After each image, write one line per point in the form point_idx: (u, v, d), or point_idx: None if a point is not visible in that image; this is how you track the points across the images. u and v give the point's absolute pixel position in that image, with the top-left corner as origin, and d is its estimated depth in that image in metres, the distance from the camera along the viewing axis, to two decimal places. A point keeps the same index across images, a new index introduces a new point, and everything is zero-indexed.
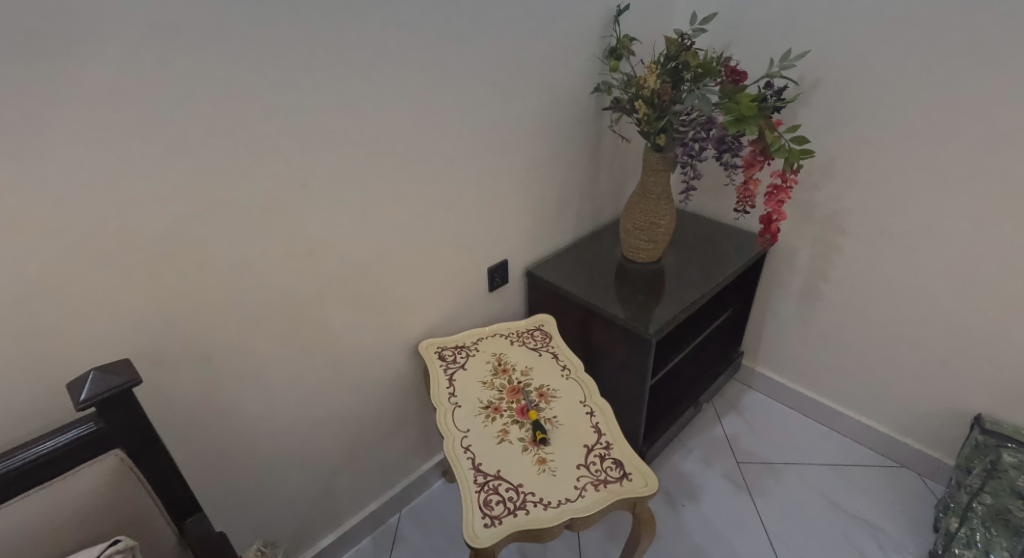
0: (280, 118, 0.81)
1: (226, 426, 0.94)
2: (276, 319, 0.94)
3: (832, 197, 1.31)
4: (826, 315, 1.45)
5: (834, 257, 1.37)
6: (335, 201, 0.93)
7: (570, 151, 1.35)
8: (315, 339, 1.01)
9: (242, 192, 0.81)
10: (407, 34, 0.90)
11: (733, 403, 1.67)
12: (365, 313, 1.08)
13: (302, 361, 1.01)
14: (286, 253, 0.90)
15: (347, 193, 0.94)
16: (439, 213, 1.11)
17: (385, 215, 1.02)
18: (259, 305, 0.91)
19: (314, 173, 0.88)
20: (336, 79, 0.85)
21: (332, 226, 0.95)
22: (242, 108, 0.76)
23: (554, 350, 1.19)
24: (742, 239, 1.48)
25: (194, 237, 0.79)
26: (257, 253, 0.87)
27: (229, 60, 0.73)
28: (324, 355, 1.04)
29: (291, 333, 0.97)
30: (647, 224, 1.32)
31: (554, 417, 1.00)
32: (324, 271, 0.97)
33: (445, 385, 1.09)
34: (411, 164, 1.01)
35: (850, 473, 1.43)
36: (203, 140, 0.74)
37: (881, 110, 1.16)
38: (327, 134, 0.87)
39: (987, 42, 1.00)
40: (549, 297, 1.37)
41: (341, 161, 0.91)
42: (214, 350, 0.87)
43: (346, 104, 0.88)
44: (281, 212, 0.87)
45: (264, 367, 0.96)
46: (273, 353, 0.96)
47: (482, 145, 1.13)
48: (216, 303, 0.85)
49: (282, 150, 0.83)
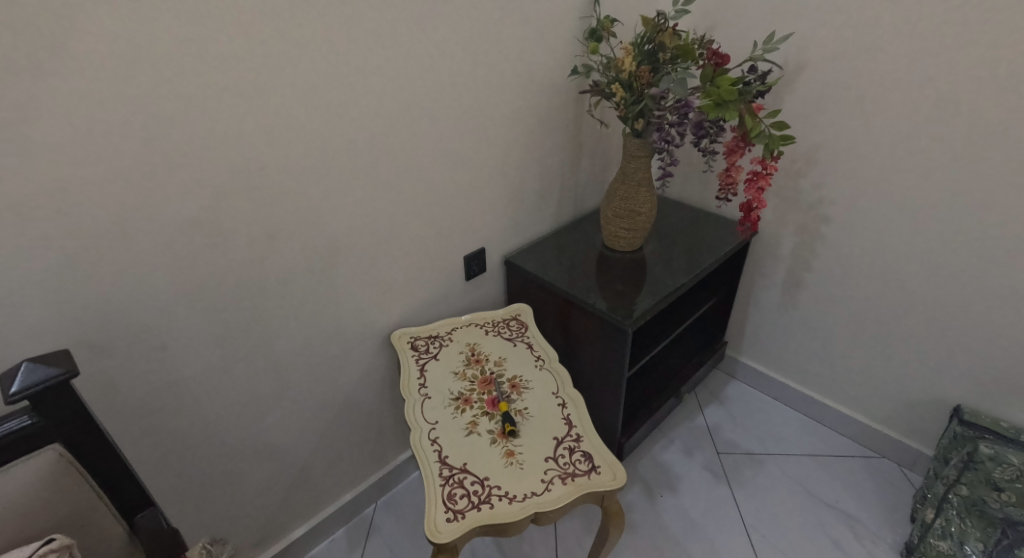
0: (233, 100, 0.77)
1: (185, 418, 0.92)
2: (237, 309, 0.91)
3: (816, 185, 1.29)
4: (809, 305, 1.43)
5: (817, 246, 1.35)
6: (298, 186, 0.90)
7: (549, 137, 1.32)
8: (280, 329, 0.99)
9: (195, 177, 0.78)
10: (371, 10, 0.86)
11: (715, 393, 1.65)
12: (334, 303, 1.05)
13: (266, 351, 0.99)
14: (248, 240, 0.87)
15: (310, 178, 0.91)
16: (410, 199, 1.08)
17: (352, 201, 0.99)
18: (217, 295, 0.87)
19: (274, 157, 0.85)
20: (296, 59, 0.81)
21: (295, 212, 0.91)
22: (191, 89, 0.72)
23: (529, 340, 1.17)
24: (724, 227, 1.45)
25: (141, 224, 0.75)
26: (213, 240, 0.83)
27: (173, 36, 0.69)
28: (290, 345, 1.02)
29: (253, 322, 0.94)
30: (627, 212, 1.29)
31: (525, 408, 0.98)
32: (287, 260, 0.94)
33: (416, 376, 1.07)
34: (378, 149, 0.98)
35: (830, 464, 1.42)
36: (146, 122, 0.70)
37: (867, 96, 1.13)
38: (286, 117, 0.83)
39: (974, 25, 0.97)
40: (527, 286, 1.35)
41: (303, 146, 0.87)
42: (169, 341, 0.85)
43: (307, 85, 0.84)
44: (239, 198, 0.83)
45: (226, 358, 0.93)
46: (234, 344, 0.93)
47: (456, 129, 1.09)
48: (168, 292, 0.82)
49: (236, 133, 0.79)
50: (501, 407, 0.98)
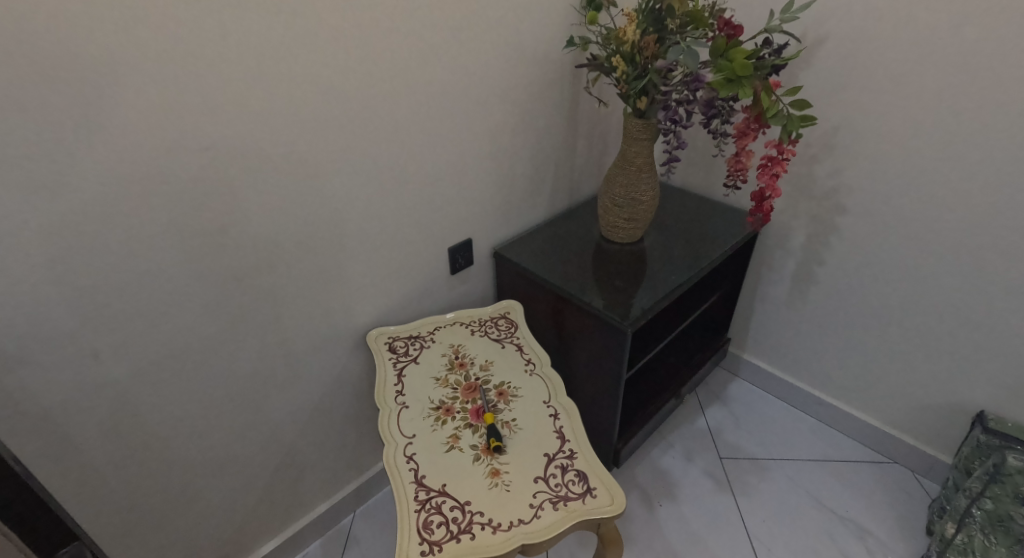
0: (166, 67, 0.65)
1: (127, 432, 0.82)
2: (186, 311, 0.80)
3: (833, 172, 1.18)
4: (819, 301, 1.34)
5: (831, 238, 1.25)
6: (253, 170, 0.78)
7: (542, 118, 1.20)
8: (238, 330, 0.88)
9: (127, 160, 0.66)
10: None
11: (717, 393, 1.56)
12: (301, 300, 0.95)
13: (222, 356, 0.88)
14: (196, 233, 0.76)
15: (268, 160, 0.79)
16: (386, 185, 0.97)
17: (319, 187, 0.87)
18: (158, 295, 0.76)
19: (222, 135, 0.73)
20: (246, 20, 0.69)
21: (251, 200, 0.80)
22: (115, 51, 0.60)
23: (519, 341, 1.07)
24: (731, 218, 1.35)
25: (61, 215, 0.64)
26: (152, 233, 0.72)
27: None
28: (251, 347, 0.92)
29: (205, 324, 0.84)
30: (627, 200, 1.18)
31: (513, 420, 0.88)
32: (243, 254, 0.83)
33: (393, 382, 0.97)
34: (347, 127, 0.86)
35: (839, 470, 1.34)
36: (56, 91, 0.58)
37: (895, 72, 1.02)
38: (237, 89, 0.72)
39: None
40: (518, 280, 1.24)
41: (258, 124, 0.76)
42: (100, 347, 0.74)
43: (261, 52, 0.72)
44: (181, 185, 0.72)
45: (174, 364, 0.83)
46: (182, 349, 0.83)
47: (436, 106, 0.97)
48: (99, 292, 0.71)
49: (173, 106, 0.67)
50: (487, 419, 0.88)
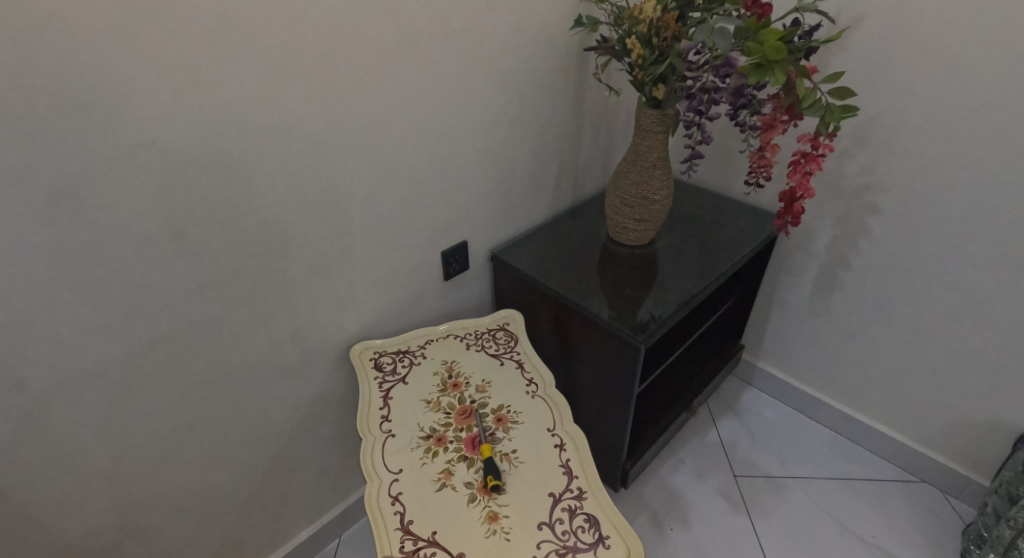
0: (91, 40, 0.53)
1: (69, 466, 0.72)
2: (136, 330, 0.70)
3: (865, 168, 1.07)
4: (844, 308, 1.24)
5: (860, 241, 1.14)
6: (210, 167, 0.67)
7: (544, 107, 1.09)
8: (199, 349, 0.77)
9: (52, 156, 0.55)
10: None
11: (730, 403, 1.47)
12: (273, 313, 0.84)
13: (182, 378, 0.78)
14: (143, 240, 0.65)
15: (227, 156, 0.68)
16: (369, 183, 0.86)
17: (291, 186, 0.76)
18: (97, 313, 0.65)
19: (168, 126, 0.61)
20: None
21: (208, 203, 0.69)
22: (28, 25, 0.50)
23: (519, 357, 0.96)
24: (749, 219, 1.25)
25: None
26: (88, 242, 0.61)
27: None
28: (216, 367, 0.81)
29: (159, 344, 0.73)
30: (638, 200, 1.07)
31: (513, 452, 0.78)
32: (201, 264, 0.72)
33: (379, 406, 0.86)
34: (322, 117, 0.75)
35: (862, 489, 1.25)
36: None
37: (942, 56, 0.91)
38: (189, 72, 0.60)
39: None
40: (517, 286, 1.14)
41: (216, 114, 0.64)
42: (30, 375, 0.63)
43: (216, 28, 0.60)
44: (120, 184, 0.61)
45: (123, 389, 0.72)
46: (133, 373, 0.72)
47: (426, 93, 0.86)
48: (25, 312, 0.60)
49: (103, 91, 0.56)
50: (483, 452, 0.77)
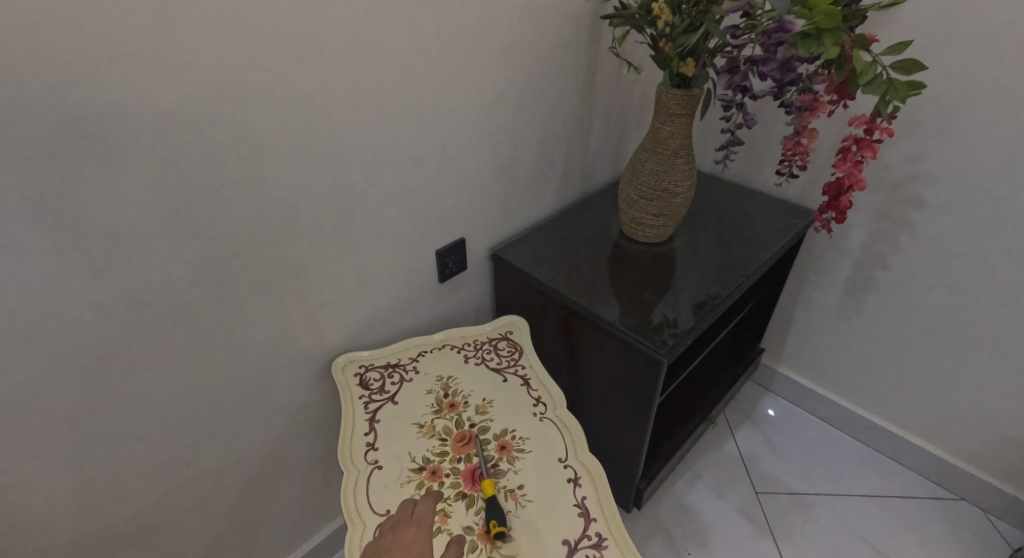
0: None
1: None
2: (69, 350, 0.58)
3: (910, 157, 0.96)
4: (878, 311, 1.13)
5: (901, 238, 1.03)
6: (151, 153, 0.55)
7: (551, 87, 0.97)
8: (149, 368, 0.66)
9: None
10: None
11: (747, 411, 1.36)
12: (239, 324, 0.72)
13: (131, 402, 0.66)
14: (67, 242, 0.53)
15: (173, 139, 0.56)
16: (350, 173, 0.74)
17: (255, 177, 0.64)
18: (13, 331, 0.54)
19: (90, 100, 0.49)
20: None
21: (150, 196, 0.57)
22: None
23: (524, 372, 0.85)
24: (776, 214, 1.13)
25: None
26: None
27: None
28: (172, 388, 0.69)
29: (97, 364, 0.61)
30: (657, 192, 0.95)
31: (520, 489, 0.67)
32: (145, 270, 0.60)
33: (364, 431, 0.75)
34: (291, 94, 0.62)
35: (895, 507, 1.15)
36: None
37: (1012, 27, 0.79)
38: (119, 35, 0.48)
39: None
40: (521, 288, 1.02)
41: (157, 89, 0.52)
42: None
43: None
44: (31, 173, 0.49)
45: (54, 418, 0.61)
46: (67, 400, 0.61)
47: (416, 68, 0.74)
48: None
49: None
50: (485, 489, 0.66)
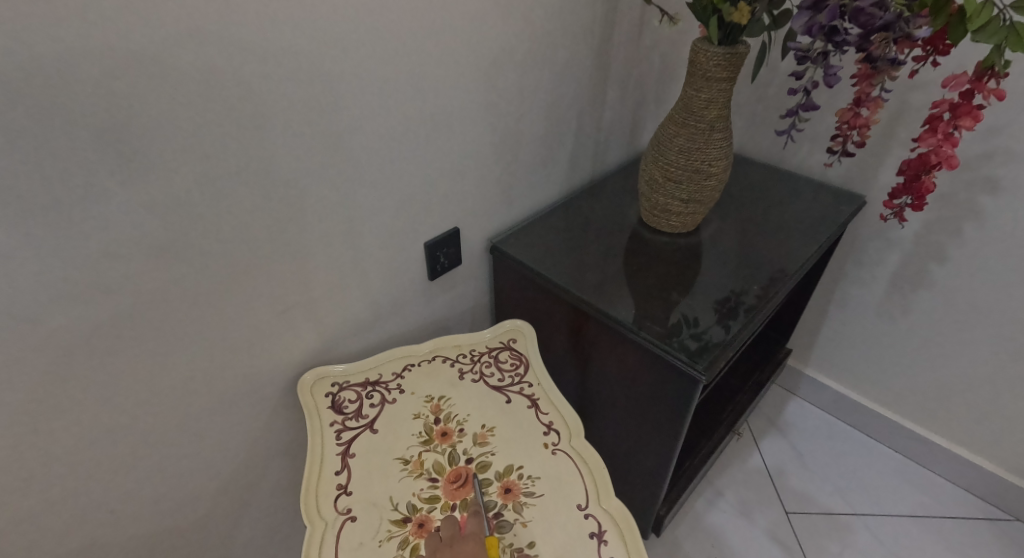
0: None
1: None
2: None
3: (985, 132, 0.81)
4: (930, 310, 0.99)
5: (965, 227, 0.89)
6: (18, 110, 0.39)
7: (562, 46, 0.81)
8: (49, 398, 0.50)
9: None
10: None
11: (772, 418, 1.23)
12: (175, 338, 0.57)
13: (28, 443, 0.51)
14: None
15: (50, 87, 0.40)
16: (314, 146, 0.58)
17: (184, 146, 0.48)
18: None
19: None
20: None
21: (25, 167, 0.41)
22: None
23: (531, 389, 0.71)
24: (816, 200, 0.99)
25: None
26: None
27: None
28: (85, 421, 0.54)
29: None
30: (687, 173, 0.80)
31: (530, 548, 0.54)
32: (27, 272, 0.44)
33: (335, 469, 0.60)
34: (230, 35, 0.47)
35: (943, 531, 1.03)
36: None
37: None
38: None
39: None
40: (525, 286, 0.88)
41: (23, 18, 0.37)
42: None
43: None
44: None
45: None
46: None
47: (397, 10, 0.58)
48: None
49: None
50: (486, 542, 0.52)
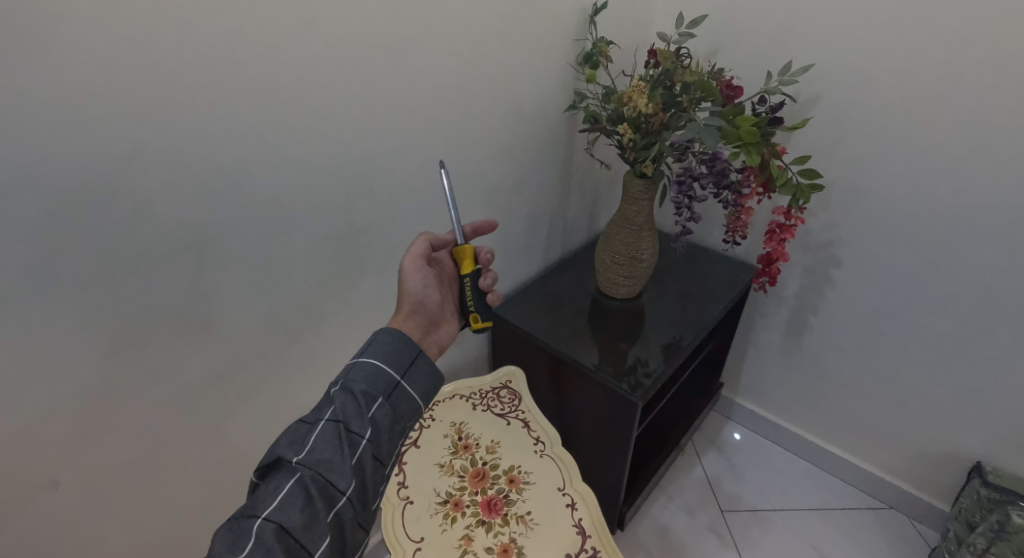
0: (207, 180, 0.65)
1: (86, 545, 0.73)
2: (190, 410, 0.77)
3: (827, 225, 1.18)
4: (813, 350, 1.34)
5: (825, 290, 1.25)
6: (257, 262, 0.75)
7: (538, 173, 1.17)
8: (233, 417, 0.83)
9: (149, 267, 0.64)
10: (329, 25, 0.69)
11: (711, 437, 1.55)
12: (279, 379, 0.87)
13: (214, 447, 0.83)
14: (159, 326, 0.68)
15: (270, 247, 0.76)
16: (379, 254, 0.92)
17: (316, 265, 0.83)
18: (169, 396, 0.74)
19: (228, 230, 0.70)
20: (258, 117, 0.67)
21: (251, 289, 0.76)
22: (152, 172, 0.60)
23: (524, 415, 1.01)
24: (726, 269, 1.34)
25: (75, 330, 0.61)
26: (159, 336, 0.69)
27: (31, 53, 0.49)
28: (245, 433, 0.87)
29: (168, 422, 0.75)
30: (627, 258, 1.15)
31: (527, 513, 0.84)
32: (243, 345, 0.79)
33: (394, 472, 0.89)
34: (345, 202, 0.83)
35: (839, 519, 1.34)
36: (99, 216, 0.58)
37: (894, 131, 1.03)
38: (251, 188, 0.70)
39: (1001, 67, 0.89)
40: (515, 340, 1.20)
41: (257, 216, 0.72)
42: (96, 459, 0.69)
43: (265, 146, 0.69)
44: (144, 280, 0.64)
45: (144, 467, 0.75)
46: (179, 447, 0.78)
47: (432, 171, 0.93)
48: (102, 404, 0.67)
49: (201, 217, 0.66)
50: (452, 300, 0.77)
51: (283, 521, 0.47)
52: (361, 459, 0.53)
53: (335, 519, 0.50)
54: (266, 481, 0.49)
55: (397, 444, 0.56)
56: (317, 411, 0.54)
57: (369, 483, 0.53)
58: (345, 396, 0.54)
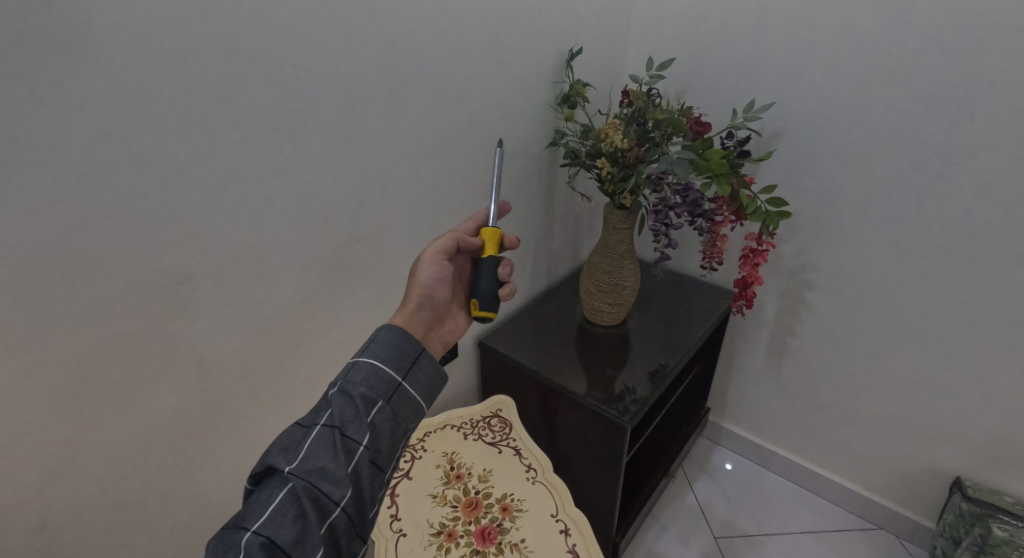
0: (202, 216, 0.68)
1: None
2: (180, 442, 0.77)
3: (798, 251, 1.24)
4: (793, 372, 1.38)
5: (800, 313, 1.30)
6: (250, 294, 0.78)
7: (523, 207, 1.22)
8: (222, 451, 0.83)
9: (146, 299, 0.67)
10: (323, 73, 0.75)
11: (702, 464, 1.56)
12: (270, 413, 0.88)
13: (203, 481, 0.82)
14: (156, 358, 0.70)
15: (262, 279, 0.78)
16: (369, 287, 0.95)
17: (307, 297, 0.86)
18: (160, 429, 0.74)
19: (223, 263, 0.73)
20: (255, 156, 0.71)
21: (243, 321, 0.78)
22: (152, 208, 0.64)
23: (515, 443, 1.02)
24: (706, 296, 1.39)
25: (72, 360, 0.63)
26: (152, 367, 0.70)
27: (47, 101, 0.54)
28: (235, 467, 0.86)
29: (158, 457, 0.75)
30: (611, 286, 1.19)
31: (522, 542, 0.84)
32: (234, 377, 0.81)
33: (387, 504, 0.89)
34: (336, 236, 0.86)
35: (830, 541, 1.35)
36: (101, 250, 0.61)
37: (850, 161, 1.11)
38: (246, 222, 0.73)
39: (937, 102, 0.98)
40: (503, 370, 1.22)
41: (252, 249, 0.75)
42: (85, 492, 0.69)
43: (261, 183, 0.73)
44: (141, 311, 0.67)
45: (134, 502, 0.75)
46: (168, 481, 0.78)
47: (420, 205, 0.97)
48: (96, 435, 0.68)
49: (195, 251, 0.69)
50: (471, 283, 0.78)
51: (271, 534, 0.48)
52: (357, 468, 0.53)
53: (329, 531, 0.51)
54: (262, 489, 0.51)
55: (392, 453, 0.56)
56: (315, 414, 0.56)
57: (367, 492, 0.54)
58: (343, 399, 0.55)
